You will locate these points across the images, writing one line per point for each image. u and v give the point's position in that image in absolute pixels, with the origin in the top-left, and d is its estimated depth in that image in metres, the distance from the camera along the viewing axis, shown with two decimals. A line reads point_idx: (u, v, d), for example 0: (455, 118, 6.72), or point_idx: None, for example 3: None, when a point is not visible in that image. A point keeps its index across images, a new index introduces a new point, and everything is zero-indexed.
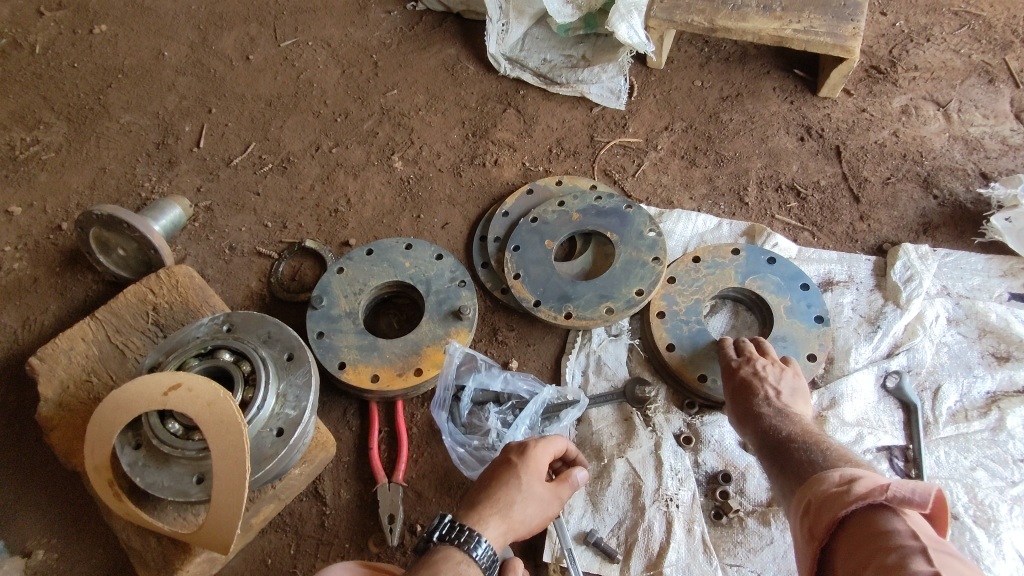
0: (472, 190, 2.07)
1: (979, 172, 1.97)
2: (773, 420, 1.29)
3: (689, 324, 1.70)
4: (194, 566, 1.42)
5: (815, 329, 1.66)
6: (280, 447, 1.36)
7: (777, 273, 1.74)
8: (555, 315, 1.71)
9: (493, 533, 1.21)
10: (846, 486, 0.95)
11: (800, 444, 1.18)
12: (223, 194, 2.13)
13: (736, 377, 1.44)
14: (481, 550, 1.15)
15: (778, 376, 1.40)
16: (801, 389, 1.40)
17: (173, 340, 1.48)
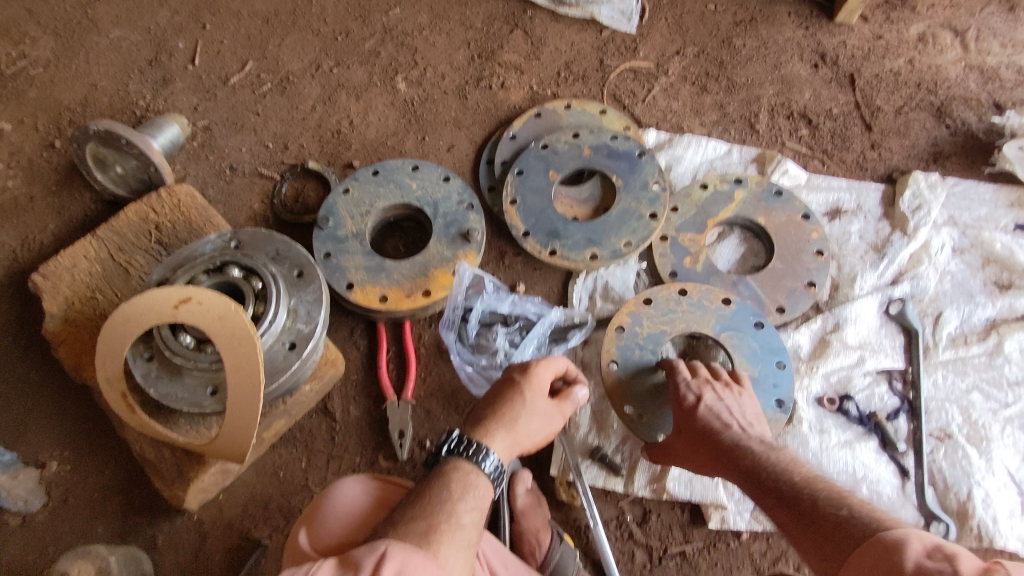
0: (478, 113, 2.02)
1: (992, 102, 1.94)
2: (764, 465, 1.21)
3: (643, 351, 1.55)
4: (209, 476, 1.45)
5: (770, 412, 1.48)
6: (293, 360, 1.37)
7: (759, 340, 1.55)
8: (540, 250, 1.70)
9: (501, 447, 1.22)
10: (939, 561, 0.83)
11: (822, 495, 1.08)
12: (221, 113, 2.07)
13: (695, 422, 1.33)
14: (489, 462, 1.18)
15: (739, 405, 1.35)
16: (757, 413, 1.37)
17: (180, 256, 1.46)
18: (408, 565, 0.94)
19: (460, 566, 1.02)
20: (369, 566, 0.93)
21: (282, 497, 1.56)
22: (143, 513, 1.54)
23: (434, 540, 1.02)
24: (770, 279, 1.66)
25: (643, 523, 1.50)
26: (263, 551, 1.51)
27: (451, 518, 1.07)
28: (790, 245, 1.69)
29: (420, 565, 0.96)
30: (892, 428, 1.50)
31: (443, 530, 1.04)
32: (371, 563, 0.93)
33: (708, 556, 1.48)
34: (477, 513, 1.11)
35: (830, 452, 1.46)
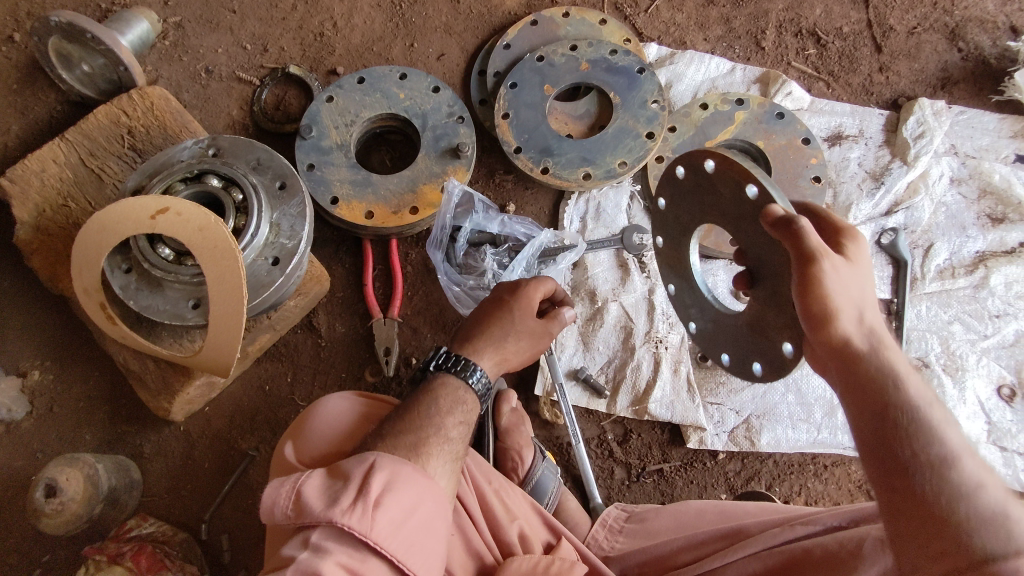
0: (470, 19, 1.90)
1: (1009, 26, 1.86)
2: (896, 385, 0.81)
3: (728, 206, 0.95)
4: (194, 388, 1.45)
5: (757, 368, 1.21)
6: (276, 275, 1.34)
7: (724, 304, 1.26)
8: (533, 167, 1.64)
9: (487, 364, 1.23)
10: None
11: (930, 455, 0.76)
12: (193, 9, 1.92)
13: (847, 274, 0.84)
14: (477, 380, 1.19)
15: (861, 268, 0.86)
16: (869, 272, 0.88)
17: (156, 162, 1.40)
18: (398, 475, 0.94)
19: (447, 478, 1.04)
20: (359, 476, 0.93)
21: (268, 410, 1.57)
22: (130, 422, 1.56)
23: (422, 452, 1.04)
24: None
25: (623, 442, 1.54)
26: (250, 461, 1.54)
27: (440, 432, 1.08)
28: (788, 170, 1.65)
29: (410, 476, 0.95)
30: None
31: (432, 444, 1.06)
32: (360, 473, 0.93)
33: (684, 473, 1.53)
34: (464, 428, 1.13)
35: (810, 378, 1.54)
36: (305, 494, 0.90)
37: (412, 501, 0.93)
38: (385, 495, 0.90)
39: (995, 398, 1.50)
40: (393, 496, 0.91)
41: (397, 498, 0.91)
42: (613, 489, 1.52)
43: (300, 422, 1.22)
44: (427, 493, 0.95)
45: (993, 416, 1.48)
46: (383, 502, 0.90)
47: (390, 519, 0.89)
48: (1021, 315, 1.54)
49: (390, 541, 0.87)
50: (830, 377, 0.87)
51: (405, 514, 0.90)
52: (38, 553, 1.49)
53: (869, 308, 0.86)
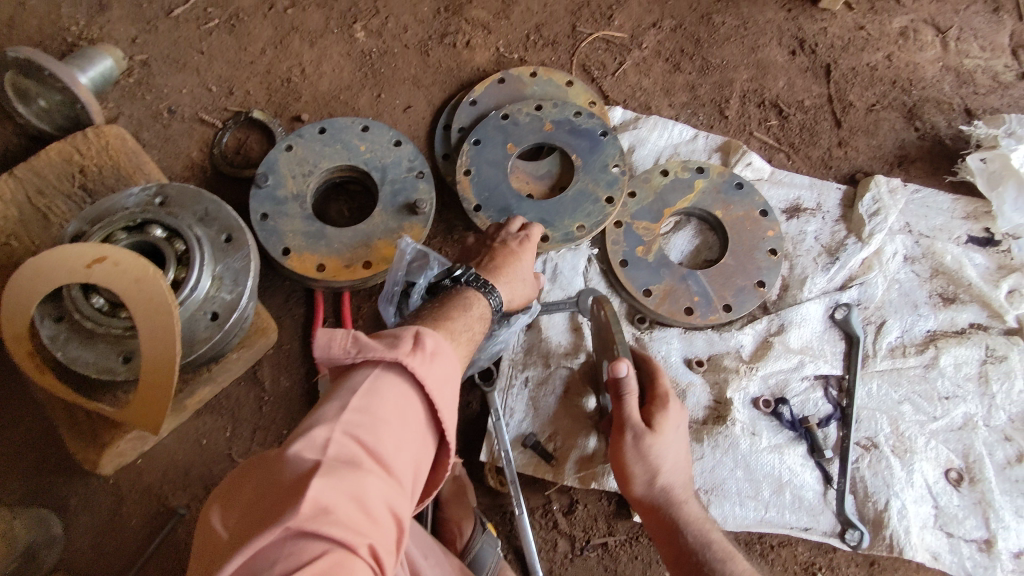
0: (439, 73, 1.91)
1: (964, 108, 1.90)
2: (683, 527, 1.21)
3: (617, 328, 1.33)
4: (125, 442, 1.39)
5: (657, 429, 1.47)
6: (214, 332, 1.30)
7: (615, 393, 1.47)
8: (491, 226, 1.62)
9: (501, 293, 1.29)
10: None
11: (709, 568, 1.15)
12: (161, 48, 1.91)
13: (653, 447, 1.22)
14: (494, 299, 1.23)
15: (675, 440, 1.26)
16: (681, 438, 1.28)
17: (99, 208, 1.36)
18: (444, 350, 0.89)
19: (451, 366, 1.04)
20: (407, 336, 0.87)
21: (204, 466, 1.51)
22: (56, 473, 1.49)
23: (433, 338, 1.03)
24: (720, 275, 1.63)
25: (568, 513, 1.50)
26: (180, 520, 1.47)
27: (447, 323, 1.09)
28: (743, 241, 1.66)
29: (450, 356, 0.90)
30: (823, 435, 1.51)
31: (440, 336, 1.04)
32: (410, 333, 0.88)
33: (629, 548, 1.49)
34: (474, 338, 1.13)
35: (759, 454, 1.48)
36: (362, 342, 0.85)
37: (451, 376, 0.89)
38: (437, 358, 0.87)
39: (943, 481, 1.48)
40: (440, 359, 0.87)
41: (440, 368, 0.87)
42: (555, 562, 1.47)
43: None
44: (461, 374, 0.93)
45: (941, 500, 1.46)
46: (434, 361, 0.86)
47: (435, 382, 0.85)
48: (970, 398, 1.54)
49: (435, 399, 0.85)
50: (649, 526, 1.28)
51: (441, 385, 0.87)
52: None
53: (671, 469, 1.25)
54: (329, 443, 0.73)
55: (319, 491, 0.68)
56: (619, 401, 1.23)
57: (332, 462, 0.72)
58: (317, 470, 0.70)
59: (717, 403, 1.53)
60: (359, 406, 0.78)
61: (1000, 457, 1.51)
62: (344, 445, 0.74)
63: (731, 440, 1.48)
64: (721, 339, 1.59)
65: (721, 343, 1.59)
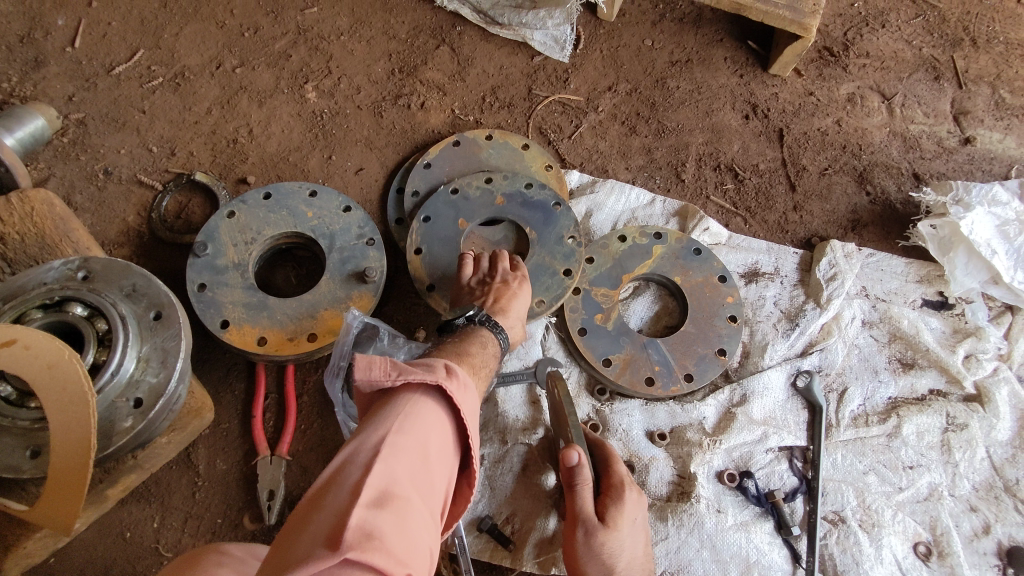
0: (392, 134, 1.86)
1: (912, 172, 1.94)
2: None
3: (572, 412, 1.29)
4: (34, 541, 1.26)
5: None
6: (136, 421, 1.19)
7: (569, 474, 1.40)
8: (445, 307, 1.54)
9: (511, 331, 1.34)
10: None
11: None
12: (100, 107, 1.83)
13: (605, 544, 1.17)
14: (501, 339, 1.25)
15: (634, 533, 1.21)
16: (640, 529, 1.24)
17: (12, 284, 1.25)
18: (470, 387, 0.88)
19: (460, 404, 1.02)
20: (440, 366, 0.86)
21: (127, 561, 1.38)
22: None
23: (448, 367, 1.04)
24: (681, 343, 1.59)
25: None
26: None
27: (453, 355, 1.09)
28: (703, 308, 1.63)
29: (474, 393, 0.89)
30: (789, 510, 1.46)
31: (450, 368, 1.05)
32: (442, 364, 0.87)
33: None
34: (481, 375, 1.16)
35: (725, 533, 1.41)
36: (402, 366, 0.82)
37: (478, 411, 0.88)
38: (467, 390, 0.86)
39: (912, 556, 1.43)
40: (468, 394, 0.86)
41: (469, 402, 0.86)
42: None
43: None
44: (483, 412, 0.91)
45: None
46: (465, 394, 0.85)
47: (467, 413, 0.84)
48: (934, 467, 1.51)
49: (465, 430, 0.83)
50: None
51: (471, 419, 0.85)
52: None
53: (626, 567, 1.19)
54: (372, 468, 0.70)
55: (363, 520, 0.64)
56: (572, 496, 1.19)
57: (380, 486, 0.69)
58: (362, 497, 0.67)
59: (681, 478, 1.47)
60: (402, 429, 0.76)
61: (967, 528, 1.47)
62: (387, 470, 0.71)
63: (696, 519, 1.41)
64: (683, 411, 1.53)
65: (683, 414, 1.53)
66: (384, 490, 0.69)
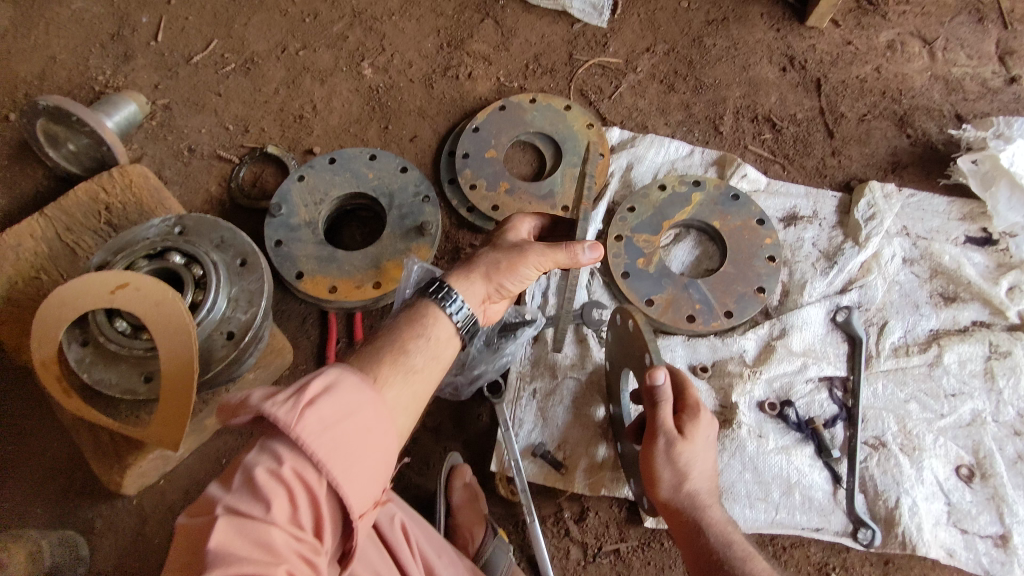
0: (443, 103, 2.00)
1: (954, 114, 1.95)
2: (706, 534, 1.16)
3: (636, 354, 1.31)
4: (147, 462, 1.45)
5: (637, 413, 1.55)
6: (230, 350, 1.36)
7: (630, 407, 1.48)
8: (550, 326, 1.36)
9: (475, 292, 1.17)
10: None
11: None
12: (182, 92, 2.03)
13: (683, 455, 1.18)
14: (455, 303, 1.09)
15: (705, 446, 1.22)
16: (710, 446, 1.23)
17: (121, 240, 1.44)
18: (346, 381, 0.84)
19: (401, 392, 0.95)
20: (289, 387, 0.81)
21: None
22: (82, 495, 1.54)
23: (371, 364, 0.95)
24: (721, 283, 1.67)
25: (580, 521, 1.53)
26: None
27: (394, 346, 1.00)
28: (742, 250, 1.70)
29: (357, 384, 0.84)
30: (829, 436, 1.53)
31: (384, 367, 0.96)
32: (294, 381, 0.81)
33: (641, 553, 1.51)
34: (436, 362, 1.02)
35: (767, 455, 1.50)
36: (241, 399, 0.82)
37: (352, 407, 0.81)
38: (320, 399, 0.80)
39: (954, 478, 1.49)
40: (325, 402, 0.80)
41: (336, 402, 0.81)
42: (569, 570, 1.49)
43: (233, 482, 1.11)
44: (371, 402, 0.84)
45: (953, 497, 1.47)
46: (316, 404, 0.79)
47: (321, 425, 0.78)
48: (976, 394, 1.56)
49: (325, 444, 0.77)
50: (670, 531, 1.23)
51: (346, 414, 0.80)
52: None
53: (699, 476, 1.20)
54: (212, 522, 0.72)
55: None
56: (654, 407, 1.18)
57: (220, 537, 0.71)
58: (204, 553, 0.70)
59: (723, 407, 1.55)
60: (243, 473, 0.75)
61: (1010, 452, 1.51)
62: (223, 524, 0.72)
63: (738, 443, 1.51)
64: (724, 345, 1.62)
65: (724, 348, 1.62)
66: (223, 544, 0.70)
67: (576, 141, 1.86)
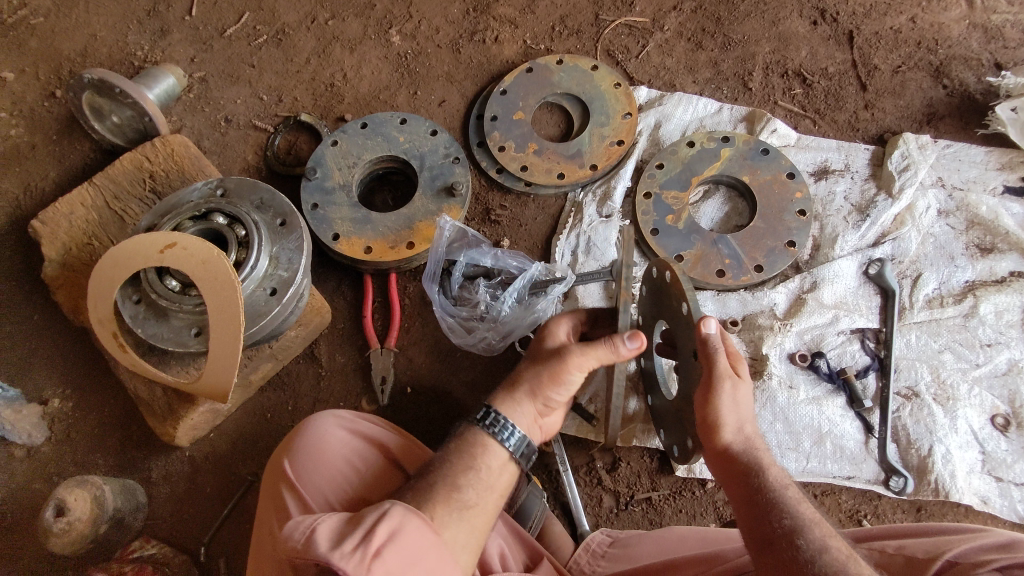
0: (470, 68, 2.02)
1: (993, 62, 1.90)
2: (762, 474, 1.08)
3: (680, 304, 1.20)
4: (198, 415, 1.53)
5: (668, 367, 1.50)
6: (273, 305, 1.42)
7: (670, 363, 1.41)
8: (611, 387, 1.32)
9: (523, 413, 1.13)
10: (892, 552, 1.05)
11: (793, 515, 1.01)
12: (217, 65, 2.08)
13: (740, 394, 1.10)
14: (509, 437, 1.08)
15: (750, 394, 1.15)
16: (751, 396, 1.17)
17: (167, 203, 1.50)
18: (409, 525, 0.88)
19: (457, 530, 0.96)
20: (365, 528, 0.86)
21: (270, 437, 1.63)
22: (139, 448, 1.63)
23: (428, 501, 0.98)
24: (751, 237, 1.67)
25: (612, 471, 1.56)
26: (249, 487, 1.60)
27: (448, 481, 1.01)
28: (772, 204, 1.70)
29: (420, 528, 0.89)
30: (861, 386, 1.53)
31: (440, 506, 0.97)
32: (367, 525, 0.86)
33: (673, 502, 1.54)
34: (489, 494, 1.03)
35: (798, 406, 1.51)
36: (314, 530, 0.86)
37: (416, 561, 0.85)
38: (388, 549, 0.84)
39: (989, 427, 1.49)
40: (392, 553, 0.84)
41: (401, 550, 0.84)
42: (601, 517, 1.53)
43: (286, 445, 1.18)
44: (436, 552, 0.88)
45: (987, 445, 1.47)
46: (383, 555, 0.83)
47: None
48: (1013, 344, 1.54)
49: None
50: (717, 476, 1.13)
51: (409, 562, 0.84)
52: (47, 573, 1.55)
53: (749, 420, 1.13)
54: None
55: None
56: (708, 354, 1.09)
57: None
58: None
59: (754, 359, 1.56)
60: None
61: None
62: None
63: (768, 394, 1.52)
64: (754, 299, 1.62)
65: (754, 302, 1.62)
66: None
67: (603, 101, 1.87)
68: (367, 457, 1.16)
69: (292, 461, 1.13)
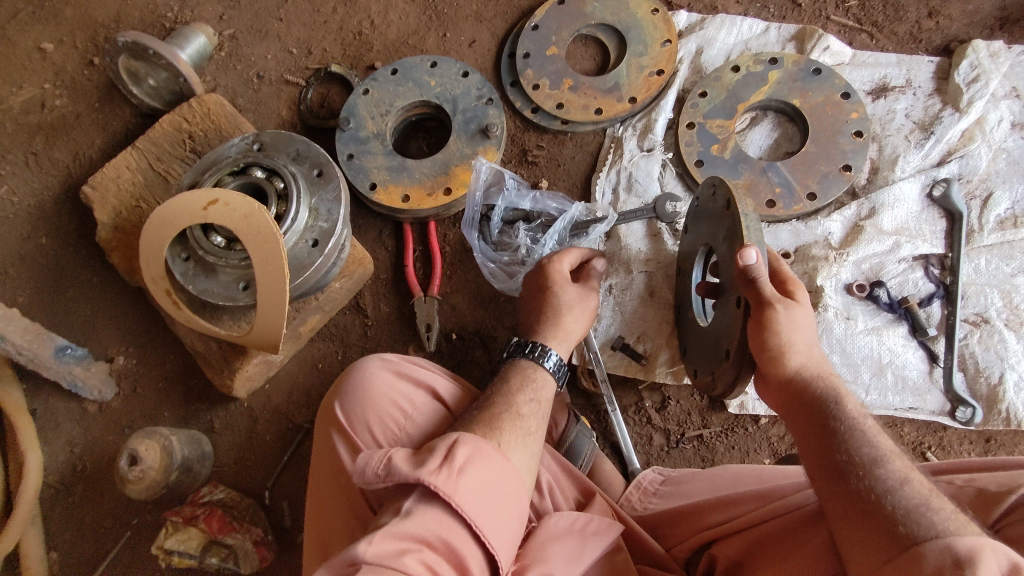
0: (500, 5, 1.94)
1: None
2: (836, 404, 1.03)
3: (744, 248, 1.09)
4: (252, 366, 1.57)
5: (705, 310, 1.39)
6: (317, 256, 1.42)
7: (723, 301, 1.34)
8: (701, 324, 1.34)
9: None
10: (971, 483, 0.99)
11: (870, 447, 0.96)
12: (246, 21, 2.06)
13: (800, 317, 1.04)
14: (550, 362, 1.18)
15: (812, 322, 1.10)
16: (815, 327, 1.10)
17: (207, 160, 1.51)
18: (482, 448, 0.92)
19: (524, 457, 1.00)
20: (443, 453, 0.89)
21: (322, 386, 1.68)
22: (201, 401, 1.70)
23: (502, 435, 1.00)
24: (803, 163, 1.58)
25: (662, 409, 1.55)
26: (307, 433, 1.66)
27: (520, 415, 1.05)
28: (825, 126, 1.60)
29: (491, 452, 0.92)
30: (925, 314, 1.45)
31: (519, 436, 1.01)
32: (443, 448, 0.90)
33: (725, 439, 1.53)
34: None
35: (856, 338, 1.45)
36: (391, 464, 0.89)
37: (494, 480, 0.89)
38: (468, 468, 0.88)
39: None
40: (472, 472, 0.88)
41: (480, 470, 0.89)
42: (652, 455, 1.53)
43: (336, 390, 1.19)
44: (510, 473, 0.92)
45: None
46: (466, 473, 0.87)
47: (468, 498, 0.85)
48: None
49: (472, 512, 0.84)
50: (788, 409, 1.10)
51: (489, 484, 0.88)
52: (127, 517, 1.66)
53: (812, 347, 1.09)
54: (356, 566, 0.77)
55: None
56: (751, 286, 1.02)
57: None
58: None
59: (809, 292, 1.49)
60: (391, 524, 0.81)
61: None
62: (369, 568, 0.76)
63: (825, 325, 1.45)
64: (808, 229, 1.54)
65: (808, 232, 1.55)
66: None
67: (640, 29, 1.77)
68: (411, 398, 1.15)
69: (341, 404, 1.15)
